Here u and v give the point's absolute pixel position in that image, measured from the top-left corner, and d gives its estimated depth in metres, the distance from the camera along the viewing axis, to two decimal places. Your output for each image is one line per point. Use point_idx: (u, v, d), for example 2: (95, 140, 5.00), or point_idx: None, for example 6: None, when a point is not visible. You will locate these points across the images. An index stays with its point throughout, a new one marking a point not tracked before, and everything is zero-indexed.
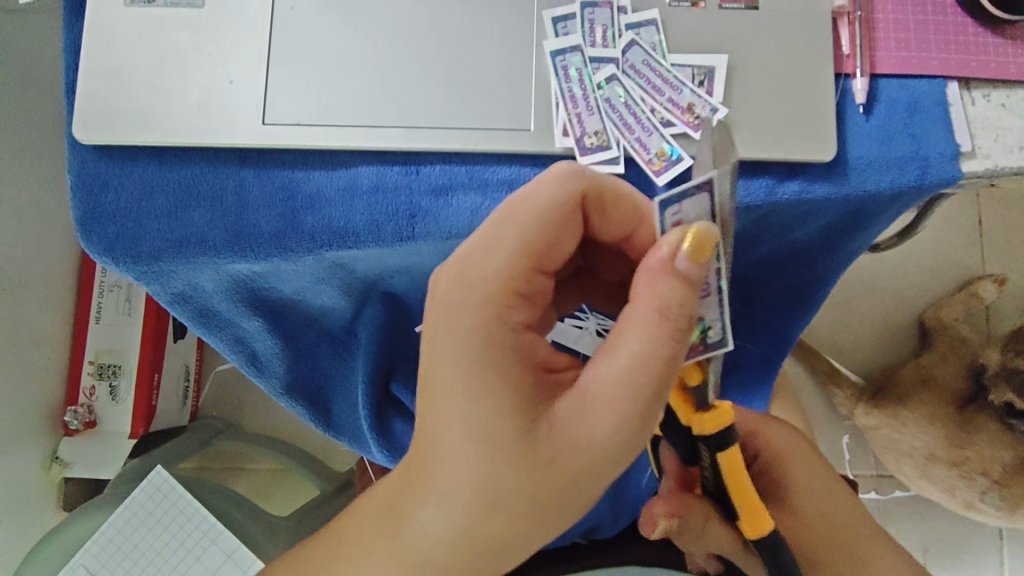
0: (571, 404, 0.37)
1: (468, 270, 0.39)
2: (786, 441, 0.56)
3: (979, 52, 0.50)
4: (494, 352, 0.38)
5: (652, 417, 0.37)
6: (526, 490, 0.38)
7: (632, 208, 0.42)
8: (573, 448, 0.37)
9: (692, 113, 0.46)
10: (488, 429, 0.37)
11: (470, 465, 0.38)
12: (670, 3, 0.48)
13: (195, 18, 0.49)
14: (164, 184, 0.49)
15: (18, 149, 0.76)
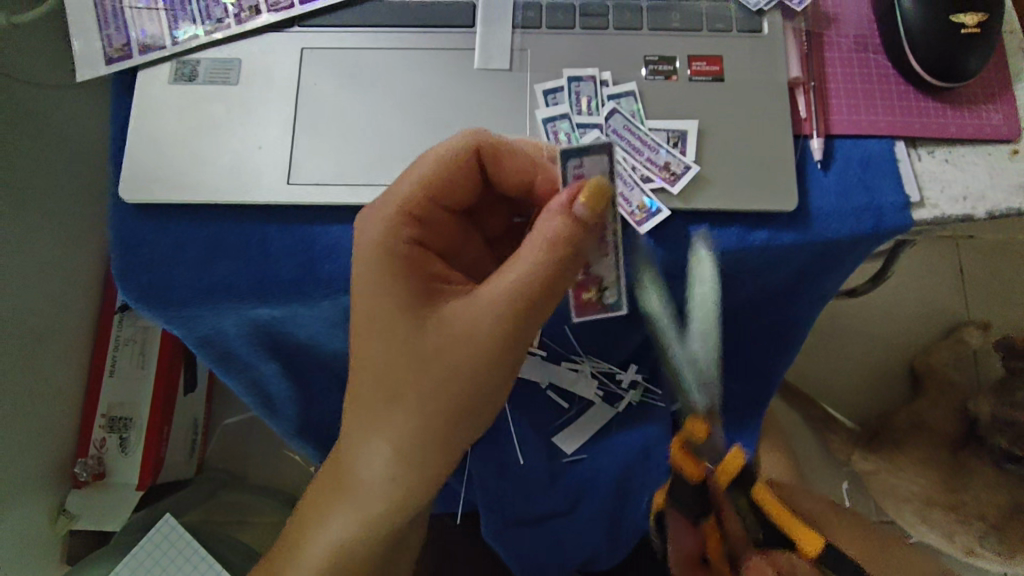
0: (458, 306, 0.44)
1: (389, 199, 0.47)
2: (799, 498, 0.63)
3: (922, 116, 0.56)
4: (391, 258, 0.46)
5: (529, 325, 0.44)
6: (429, 383, 0.44)
7: (521, 162, 0.49)
8: (453, 341, 0.43)
9: (668, 170, 0.52)
10: (381, 329, 0.45)
11: (384, 362, 0.45)
12: (646, 77, 0.55)
13: (230, 94, 0.56)
14: (195, 238, 0.55)
15: (52, 211, 0.83)
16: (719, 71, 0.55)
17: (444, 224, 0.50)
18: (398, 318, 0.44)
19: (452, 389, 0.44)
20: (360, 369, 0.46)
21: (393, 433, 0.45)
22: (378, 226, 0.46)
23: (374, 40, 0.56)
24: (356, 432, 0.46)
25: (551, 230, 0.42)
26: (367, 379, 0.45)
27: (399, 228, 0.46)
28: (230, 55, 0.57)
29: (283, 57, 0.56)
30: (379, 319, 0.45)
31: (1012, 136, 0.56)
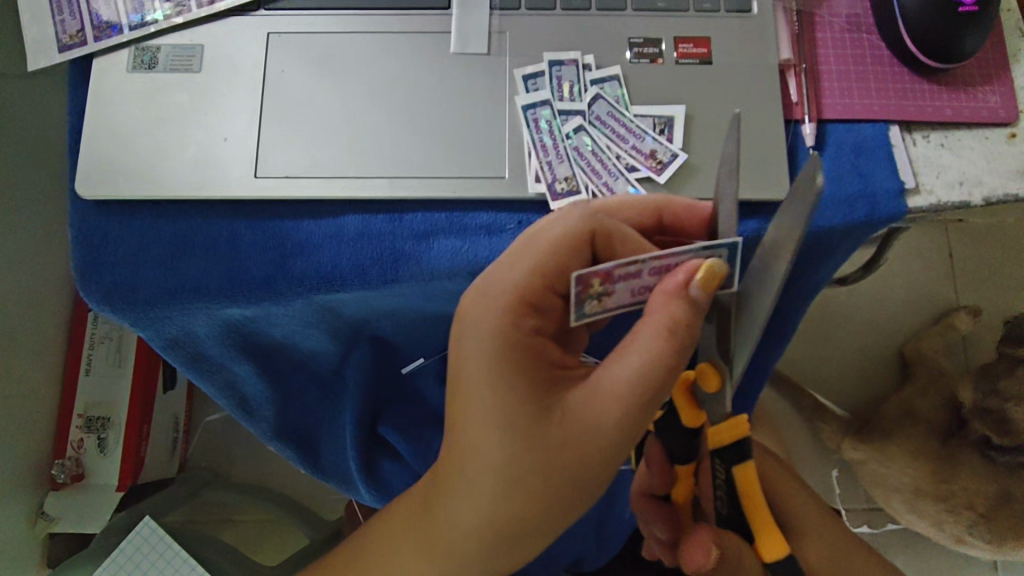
0: (584, 392, 0.43)
1: (508, 270, 0.46)
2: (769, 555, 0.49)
3: (917, 98, 0.54)
4: (514, 346, 0.45)
5: (651, 412, 0.43)
6: (537, 475, 0.44)
7: (633, 245, 0.46)
8: (584, 440, 0.43)
9: (654, 159, 0.50)
10: (513, 446, 0.43)
11: (492, 451, 0.44)
12: (630, 60, 0.53)
13: (193, 82, 0.53)
14: (160, 235, 0.52)
15: (18, 206, 0.79)
16: (707, 53, 0.53)
17: (553, 309, 0.47)
18: (524, 430, 0.43)
19: (581, 484, 0.44)
20: (489, 485, 0.45)
21: (492, 495, 0.45)
22: (491, 330, 0.45)
23: (345, 24, 0.53)
24: (474, 509, 0.46)
25: (676, 322, 0.41)
26: (457, 472, 0.46)
27: (517, 327, 0.45)
28: (193, 41, 0.54)
29: (247, 43, 0.53)
30: (498, 439, 0.44)
31: (1008, 118, 0.55)
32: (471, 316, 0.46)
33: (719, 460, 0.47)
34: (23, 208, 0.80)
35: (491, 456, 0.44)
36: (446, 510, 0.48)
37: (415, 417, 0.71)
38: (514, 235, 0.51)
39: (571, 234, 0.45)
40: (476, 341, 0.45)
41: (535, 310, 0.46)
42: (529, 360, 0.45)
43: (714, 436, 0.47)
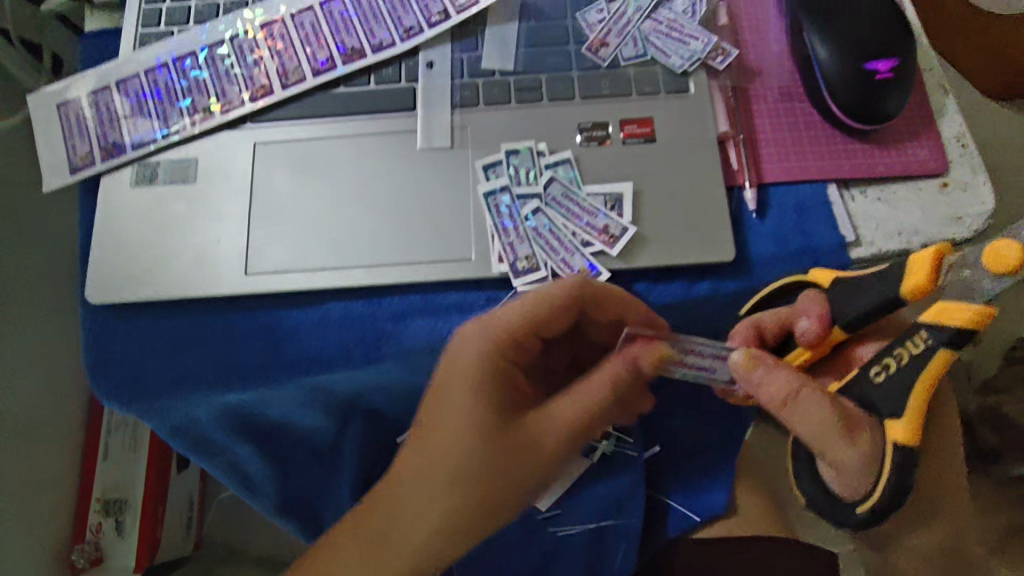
0: (541, 409, 0.48)
1: (496, 315, 0.50)
2: (847, 456, 0.44)
3: (851, 157, 0.59)
4: (490, 371, 0.49)
5: (589, 433, 0.49)
6: (489, 483, 0.45)
7: (621, 307, 0.52)
8: (534, 448, 0.46)
9: (607, 233, 0.54)
10: (470, 446, 0.46)
11: (453, 452, 0.45)
12: (581, 144, 0.58)
13: (190, 192, 0.59)
14: (162, 332, 0.57)
15: (37, 307, 0.85)
16: (651, 132, 0.57)
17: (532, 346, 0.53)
18: (480, 439, 0.46)
19: (523, 491, 0.47)
20: (426, 497, 0.45)
21: (450, 496, 0.45)
22: (476, 343, 0.49)
23: (323, 130, 0.59)
24: (423, 518, 0.45)
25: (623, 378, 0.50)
26: (413, 474, 0.46)
27: (497, 354, 0.49)
28: (187, 155, 0.60)
29: (236, 154, 0.59)
30: (460, 439, 0.46)
31: (939, 169, 0.59)
32: (461, 341, 0.50)
33: (924, 335, 0.44)
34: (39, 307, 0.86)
35: (448, 461, 0.45)
36: (373, 524, 0.45)
37: None
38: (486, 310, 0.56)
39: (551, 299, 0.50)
40: (462, 352, 0.49)
41: (518, 346, 0.51)
42: (501, 377, 0.49)
43: (946, 321, 0.43)
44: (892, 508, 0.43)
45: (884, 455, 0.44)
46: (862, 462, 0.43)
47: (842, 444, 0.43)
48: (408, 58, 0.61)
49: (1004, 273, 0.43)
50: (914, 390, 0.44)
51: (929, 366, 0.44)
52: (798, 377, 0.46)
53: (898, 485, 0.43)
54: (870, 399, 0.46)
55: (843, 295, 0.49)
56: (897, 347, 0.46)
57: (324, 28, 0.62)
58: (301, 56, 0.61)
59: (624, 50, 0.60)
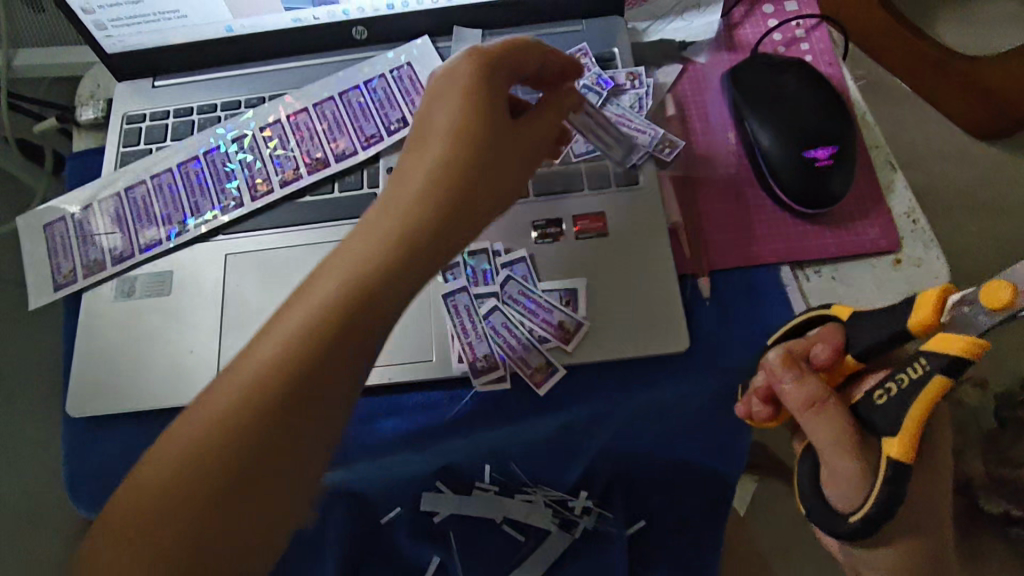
0: (425, 134, 0.45)
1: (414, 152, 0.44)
2: (847, 469, 0.46)
3: (802, 238, 0.60)
4: (415, 149, 0.44)
5: (398, 274, 0.39)
6: (327, 312, 0.37)
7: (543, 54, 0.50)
8: (369, 265, 0.39)
9: (563, 329, 0.56)
10: (461, 139, 0.44)
11: (351, 249, 0.40)
12: (535, 241, 0.60)
13: (165, 304, 0.62)
14: (136, 442, 0.59)
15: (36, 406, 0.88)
16: (602, 226, 0.59)
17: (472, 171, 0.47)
18: (442, 174, 0.43)
19: (316, 367, 0.36)
20: (376, 255, 0.40)
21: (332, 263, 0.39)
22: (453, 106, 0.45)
23: (290, 238, 0.62)
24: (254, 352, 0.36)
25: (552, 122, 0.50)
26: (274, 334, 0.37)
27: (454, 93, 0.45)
28: (163, 268, 0.63)
29: (209, 264, 0.62)
30: (428, 171, 0.43)
31: (891, 246, 0.60)
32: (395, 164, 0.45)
33: (923, 361, 0.45)
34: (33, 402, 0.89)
35: (335, 268, 0.39)
36: (242, 375, 0.36)
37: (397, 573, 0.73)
38: (446, 410, 0.57)
39: (478, 67, 0.45)
40: (417, 174, 0.43)
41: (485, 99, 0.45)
42: (435, 128, 0.45)
43: (944, 348, 0.44)
44: (879, 520, 0.44)
45: (879, 468, 0.45)
46: (864, 475, 0.46)
47: (846, 454, 0.46)
48: (370, 165, 0.64)
49: (1000, 310, 0.41)
50: (910, 418, 0.45)
51: (927, 391, 0.45)
52: (825, 390, 0.49)
53: (891, 497, 0.44)
54: (873, 421, 0.47)
55: (857, 330, 0.50)
56: (898, 373, 0.46)
57: (291, 141, 0.66)
58: (271, 169, 0.65)
59: (574, 147, 0.63)
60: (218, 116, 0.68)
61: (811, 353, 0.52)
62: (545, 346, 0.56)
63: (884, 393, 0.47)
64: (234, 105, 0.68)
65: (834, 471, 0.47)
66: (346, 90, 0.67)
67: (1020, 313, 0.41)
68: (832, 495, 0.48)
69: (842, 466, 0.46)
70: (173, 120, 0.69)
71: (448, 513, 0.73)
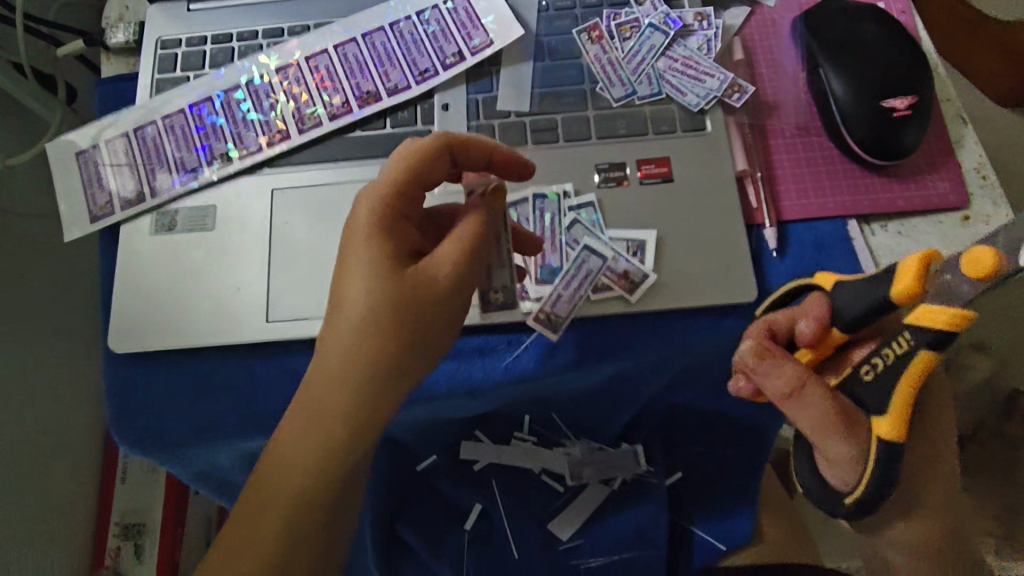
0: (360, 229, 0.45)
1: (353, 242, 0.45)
2: (840, 452, 0.44)
3: (870, 192, 0.58)
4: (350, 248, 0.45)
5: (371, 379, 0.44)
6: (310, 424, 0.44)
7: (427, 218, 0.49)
8: (328, 378, 0.43)
9: (627, 279, 0.54)
10: (387, 293, 0.43)
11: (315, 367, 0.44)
12: (600, 184, 0.58)
13: (209, 239, 0.59)
14: (184, 380, 0.57)
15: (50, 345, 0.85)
16: (668, 171, 0.57)
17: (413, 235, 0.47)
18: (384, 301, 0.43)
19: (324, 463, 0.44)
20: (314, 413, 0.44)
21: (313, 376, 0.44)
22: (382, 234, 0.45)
23: (340, 175, 0.60)
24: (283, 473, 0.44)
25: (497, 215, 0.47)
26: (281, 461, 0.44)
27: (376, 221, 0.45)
28: (206, 203, 0.60)
29: (254, 200, 0.60)
30: (360, 319, 0.43)
31: (960, 203, 0.58)
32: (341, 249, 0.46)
33: (907, 336, 0.43)
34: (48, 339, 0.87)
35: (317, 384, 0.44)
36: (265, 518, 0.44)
37: (431, 518, 0.72)
38: (505, 354, 0.56)
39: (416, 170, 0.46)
40: (353, 311, 0.43)
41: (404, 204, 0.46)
42: (393, 223, 0.46)
43: (929, 322, 0.42)
44: (876, 502, 0.43)
45: (870, 450, 0.44)
46: (858, 453, 0.44)
47: (836, 437, 0.44)
48: (423, 101, 0.61)
49: (984, 277, 0.38)
50: (897, 398, 0.43)
51: (912, 366, 0.43)
52: (805, 371, 0.45)
53: (884, 479, 0.43)
54: (862, 399, 0.45)
55: (844, 299, 0.48)
56: (883, 348, 0.45)
57: (339, 73, 0.62)
58: (318, 102, 0.62)
59: (638, 89, 0.60)
60: (259, 44, 0.65)
61: (795, 328, 0.50)
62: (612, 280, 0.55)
63: (872, 371, 0.45)
64: (277, 32, 0.65)
65: (824, 451, 0.45)
66: (397, 21, 0.64)
67: (1008, 275, 0.38)
68: (828, 473, 0.46)
69: (833, 449, 0.44)
70: (211, 47, 0.65)
71: (488, 460, 0.73)
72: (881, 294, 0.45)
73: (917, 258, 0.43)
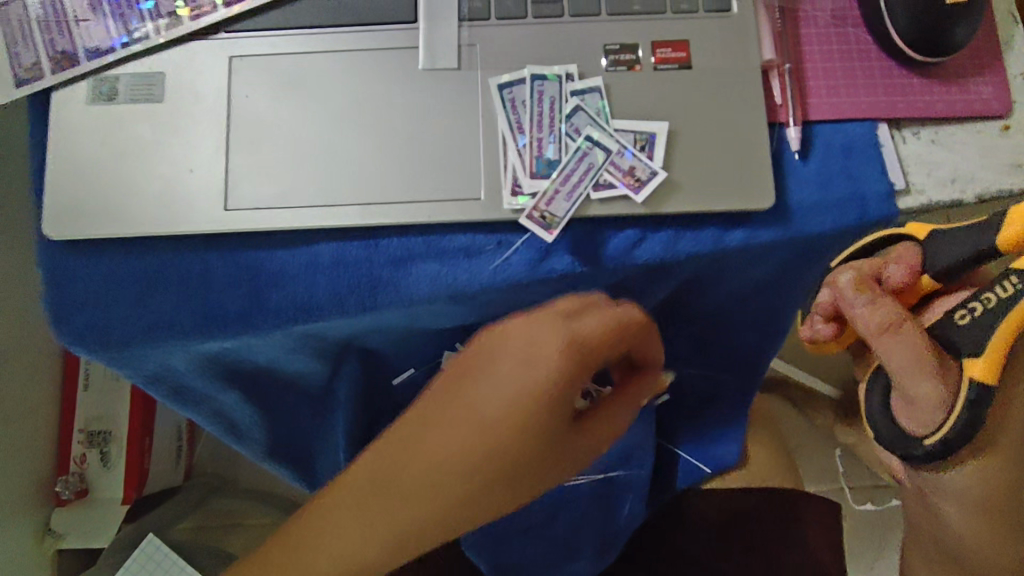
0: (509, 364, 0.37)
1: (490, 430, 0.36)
2: (926, 393, 0.45)
3: (906, 94, 0.52)
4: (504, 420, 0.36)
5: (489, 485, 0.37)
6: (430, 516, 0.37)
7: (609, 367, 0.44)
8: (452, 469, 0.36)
9: (633, 176, 0.49)
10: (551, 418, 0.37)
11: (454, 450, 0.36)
12: (607, 68, 0.51)
13: (156, 113, 0.51)
14: (132, 272, 0.51)
15: None
16: (686, 57, 0.50)
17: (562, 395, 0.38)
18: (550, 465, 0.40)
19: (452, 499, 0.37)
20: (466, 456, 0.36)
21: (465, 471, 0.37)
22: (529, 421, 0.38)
23: (309, 44, 0.52)
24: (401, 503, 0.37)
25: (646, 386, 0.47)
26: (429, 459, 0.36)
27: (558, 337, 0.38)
28: (152, 69, 0.52)
29: (210, 69, 0.52)
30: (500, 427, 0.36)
31: (1003, 110, 0.52)
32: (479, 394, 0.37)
33: (1015, 280, 0.44)
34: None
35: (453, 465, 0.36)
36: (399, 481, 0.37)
37: None
38: (494, 256, 0.50)
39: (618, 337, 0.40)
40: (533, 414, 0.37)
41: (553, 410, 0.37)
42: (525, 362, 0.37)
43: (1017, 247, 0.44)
44: (955, 442, 0.45)
45: (958, 393, 0.45)
46: (946, 397, 0.45)
47: (928, 377, 0.45)
48: None
49: None
50: (996, 341, 0.44)
51: (1015, 311, 0.44)
52: (903, 312, 0.46)
53: (969, 421, 0.45)
54: (951, 341, 0.46)
55: (938, 246, 0.48)
56: (984, 293, 0.45)
57: None
58: None
59: None
60: None
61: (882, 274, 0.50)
62: (621, 176, 0.49)
63: (967, 315, 0.46)
64: None
65: (908, 394, 0.47)
66: None
67: None
68: (903, 419, 0.48)
69: (921, 394, 0.46)
70: None
71: None
72: (985, 241, 0.45)
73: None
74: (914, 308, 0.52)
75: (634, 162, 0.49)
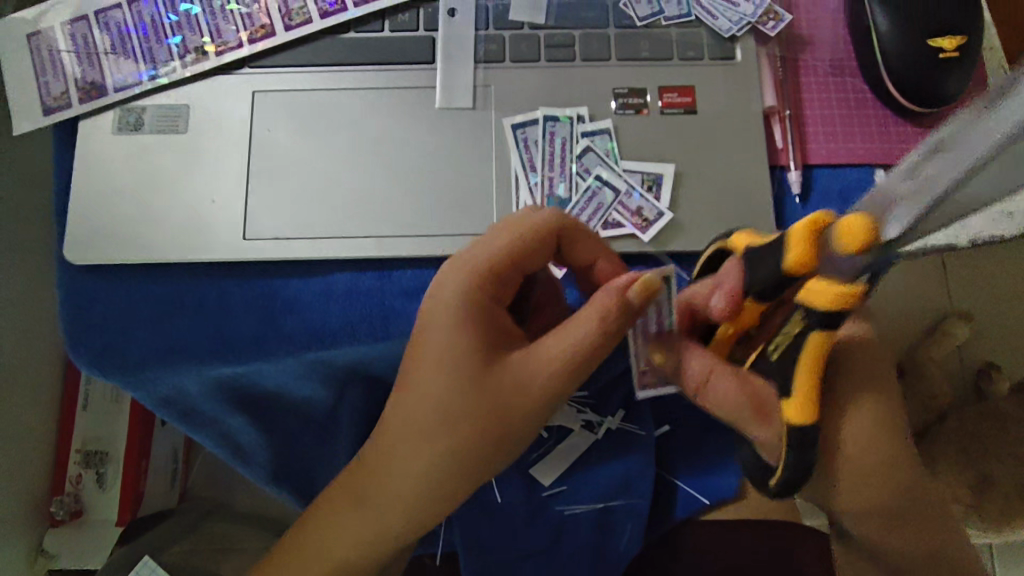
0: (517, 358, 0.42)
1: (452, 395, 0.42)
2: (763, 437, 0.41)
3: (902, 141, 0.54)
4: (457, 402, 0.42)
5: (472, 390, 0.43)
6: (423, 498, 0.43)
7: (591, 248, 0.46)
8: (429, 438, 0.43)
9: (641, 216, 0.51)
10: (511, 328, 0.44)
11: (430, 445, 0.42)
12: (616, 111, 0.53)
13: (179, 144, 0.53)
14: (150, 295, 0.52)
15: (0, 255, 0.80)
16: (691, 102, 0.53)
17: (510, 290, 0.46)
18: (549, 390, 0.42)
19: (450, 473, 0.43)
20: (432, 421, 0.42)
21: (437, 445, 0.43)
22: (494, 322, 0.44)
23: (330, 81, 0.54)
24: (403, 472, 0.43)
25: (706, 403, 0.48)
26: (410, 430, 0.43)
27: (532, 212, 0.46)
28: (177, 101, 0.54)
29: (233, 103, 0.54)
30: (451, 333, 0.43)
31: None
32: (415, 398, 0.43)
33: (804, 314, 0.33)
34: (1, 248, 0.81)
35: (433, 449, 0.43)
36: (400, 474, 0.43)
37: None
38: None
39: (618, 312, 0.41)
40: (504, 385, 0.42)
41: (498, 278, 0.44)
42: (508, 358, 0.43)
43: (812, 297, 0.31)
44: (799, 485, 0.39)
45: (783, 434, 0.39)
46: (778, 441, 0.40)
47: (751, 420, 0.41)
48: (427, 4, 0.55)
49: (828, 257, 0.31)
50: (803, 380, 0.36)
51: (808, 350, 0.35)
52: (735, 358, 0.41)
53: (798, 468, 0.38)
54: (766, 379, 0.38)
55: (752, 262, 0.38)
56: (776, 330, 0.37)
57: None
58: None
59: (665, 10, 0.55)
60: None
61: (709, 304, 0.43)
62: (630, 216, 0.51)
63: (774, 350, 0.37)
64: None
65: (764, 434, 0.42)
66: None
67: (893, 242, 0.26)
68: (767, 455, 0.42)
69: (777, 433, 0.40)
70: None
71: None
72: (775, 266, 0.35)
73: (808, 221, 0.33)
74: (751, 337, 0.43)
75: (643, 203, 0.51)
